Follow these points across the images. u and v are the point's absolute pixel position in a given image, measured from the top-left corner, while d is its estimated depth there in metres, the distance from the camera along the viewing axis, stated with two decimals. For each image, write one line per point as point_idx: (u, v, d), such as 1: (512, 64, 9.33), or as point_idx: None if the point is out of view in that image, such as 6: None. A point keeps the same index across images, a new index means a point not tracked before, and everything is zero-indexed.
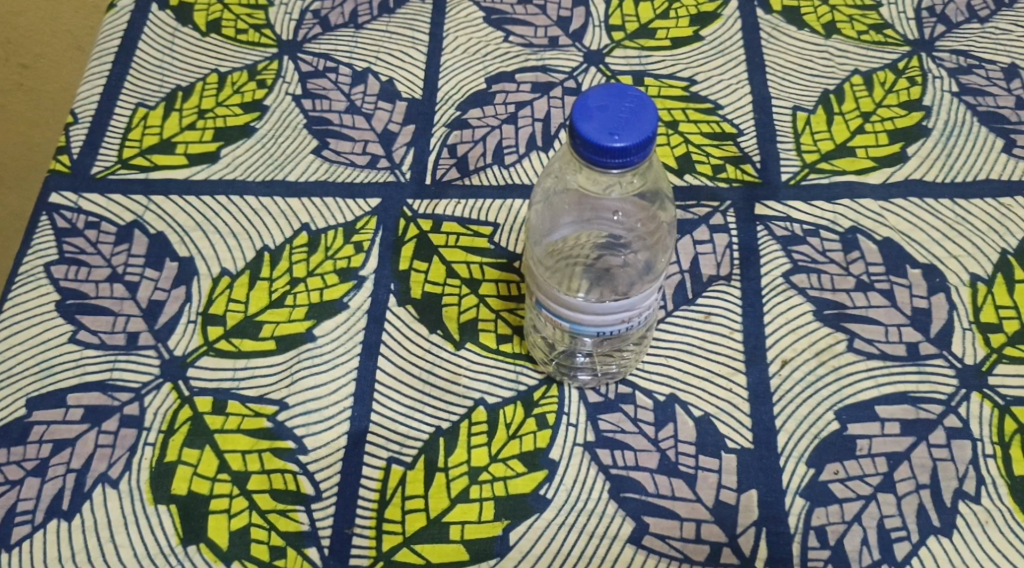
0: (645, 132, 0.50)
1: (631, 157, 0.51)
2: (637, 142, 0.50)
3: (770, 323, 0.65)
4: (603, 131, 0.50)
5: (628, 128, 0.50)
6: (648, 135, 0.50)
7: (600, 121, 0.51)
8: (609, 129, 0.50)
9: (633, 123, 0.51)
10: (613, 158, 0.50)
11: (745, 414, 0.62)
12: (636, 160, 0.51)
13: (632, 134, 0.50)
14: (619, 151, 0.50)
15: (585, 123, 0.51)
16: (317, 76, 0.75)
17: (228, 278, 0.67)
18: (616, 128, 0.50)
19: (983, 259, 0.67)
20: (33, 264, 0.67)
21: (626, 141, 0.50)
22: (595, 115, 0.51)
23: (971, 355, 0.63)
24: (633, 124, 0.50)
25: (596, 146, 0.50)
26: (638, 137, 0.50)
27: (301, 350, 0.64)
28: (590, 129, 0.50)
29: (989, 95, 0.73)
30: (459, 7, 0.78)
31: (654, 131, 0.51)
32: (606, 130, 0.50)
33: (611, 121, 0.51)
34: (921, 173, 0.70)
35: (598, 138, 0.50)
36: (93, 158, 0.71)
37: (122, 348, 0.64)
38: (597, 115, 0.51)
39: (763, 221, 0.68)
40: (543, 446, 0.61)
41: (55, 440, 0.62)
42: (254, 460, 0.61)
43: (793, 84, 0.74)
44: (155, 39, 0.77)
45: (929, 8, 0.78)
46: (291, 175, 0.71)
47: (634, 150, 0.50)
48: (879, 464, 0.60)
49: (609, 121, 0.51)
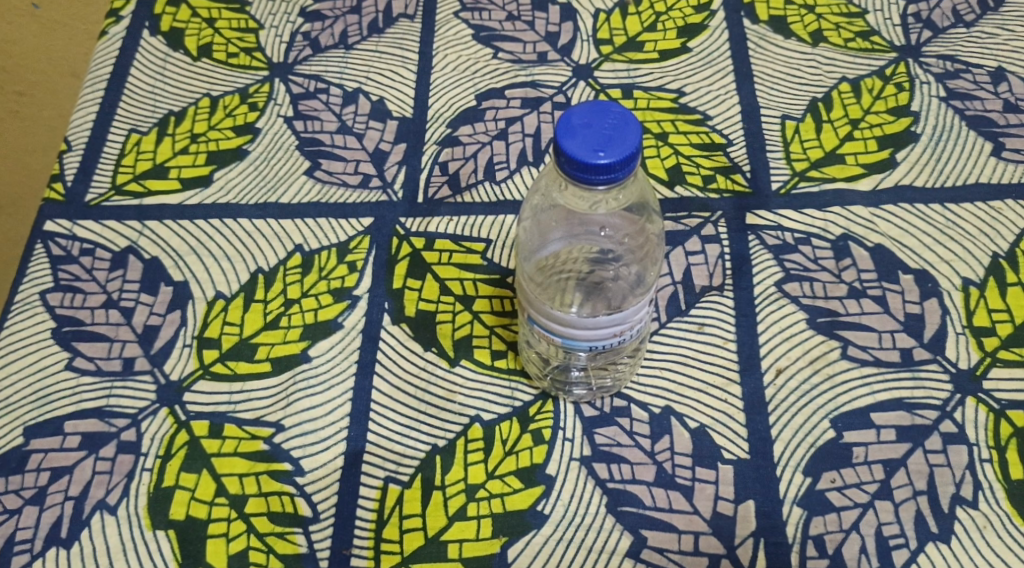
0: (630, 148, 0.51)
1: (616, 173, 0.51)
2: (621, 159, 0.50)
3: (763, 332, 0.65)
4: (587, 149, 0.51)
5: (612, 144, 0.51)
6: (632, 152, 0.51)
7: (583, 139, 0.51)
8: (593, 146, 0.51)
9: (616, 139, 0.51)
10: (597, 174, 0.51)
11: (740, 424, 0.62)
12: (621, 175, 0.51)
13: (616, 150, 0.50)
14: (605, 167, 0.50)
15: (569, 141, 0.51)
16: (309, 97, 0.76)
17: (222, 301, 0.67)
18: (601, 145, 0.51)
19: (975, 263, 0.67)
20: (29, 291, 0.68)
21: (611, 157, 0.50)
22: (579, 132, 0.51)
23: (964, 359, 0.63)
24: (616, 141, 0.51)
25: (580, 163, 0.50)
26: (622, 153, 0.50)
27: (297, 371, 0.65)
28: (575, 146, 0.51)
29: (976, 99, 0.73)
30: (448, 25, 0.79)
31: (637, 146, 0.51)
32: (591, 147, 0.51)
33: (595, 138, 0.51)
34: (911, 178, 0.70)
35: (582, 155, 0.50)
36: (88, 185, 0.72)
37: (118, 374, 0.65)
38: (581, 133, 0.51)
39: (754, 231, 0.68)
40: (539, 461, 0.61)
41: (53, 467, 0.62)
42: (251, 483, 0.61)
43: (781, 92, 0.74)
44: (146, 65, 0.78)
45: (915, 15, 0.78)
46: (284, 197, 0.71)
47: (619, 166, 0.50)
48: (875, 472, 0.60)
49: (593, 138, 0.51)
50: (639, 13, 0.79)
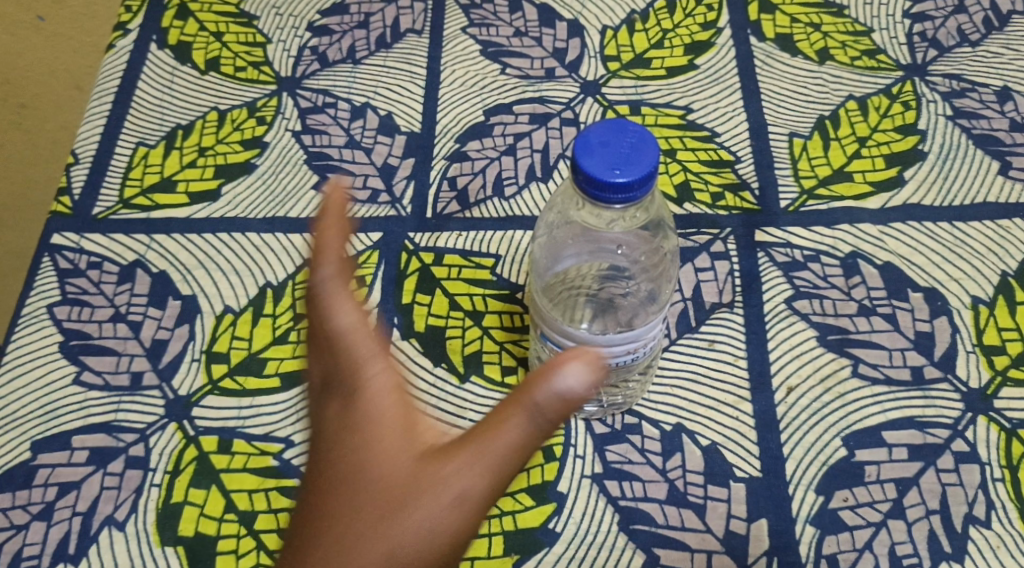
0: (648, 167, 0.51)
1: (633, 192, 0.51)
2: (638, 179, 0.50)
3: (773, 350, 0.65)
4: (605, 167, 0.51)
5: (630, 163, 0.51)
6: (650, 171, 0.51)
7: (601, 157, 0.51)
8: (611, 165, 0.51)
9: (634, 158, 0.51)
10: (615, 194, 0.51)
11: (752, 442, 0.62)
12: (638, 195, 0.51)
13: (634, 169, 0.50)
14: (621, 186, 0.50)
15: (587, 159, 0.51)
16: (317, 112, 0.76)
17: (231, 315, 0.67)
18: (618, 163, 0.51)
19: (984, 281, 0.67)
20: (36, 305, 0.67)
21: (628, 175, 0.50)
22: (597, 151, 0.51)
23: (975, 378, 0.63)
24: (634, 160, 0.51)
25: (597, 182, 0.50)
26: (640, 172, 0.50)
27: (306, 386, 0.64)
28: (592, 164, 0.51)
29: (983, 118, 0.74)
30: (455, 41, 0.79)
31: (655, 165, 0.51)
32: (608, 165, 0.51)
33: (613, 156, 0.51)
34: (919, 197, 0.70)
35: (600, 174, 0.50)
36: (95, 198, 0.72)
37: (126, 389, 0.64)
38: (599, 151, 0.51)
39: (763, 248, 0.69)
40: (551, 478, 0.61)
41: (60, 483, 0.61)
42: (261, 500, 0.61)
43: (788, 110, 0.75)
44: (154, 78, 0.78)
45: (921, 33, 0.78)
46: (292, 211, 0.71)
47: (636, 185, 0.50)
48: (888, 491, 0.60)
49: (610, 156, 0.51)
50: (646, 30, 0.80)
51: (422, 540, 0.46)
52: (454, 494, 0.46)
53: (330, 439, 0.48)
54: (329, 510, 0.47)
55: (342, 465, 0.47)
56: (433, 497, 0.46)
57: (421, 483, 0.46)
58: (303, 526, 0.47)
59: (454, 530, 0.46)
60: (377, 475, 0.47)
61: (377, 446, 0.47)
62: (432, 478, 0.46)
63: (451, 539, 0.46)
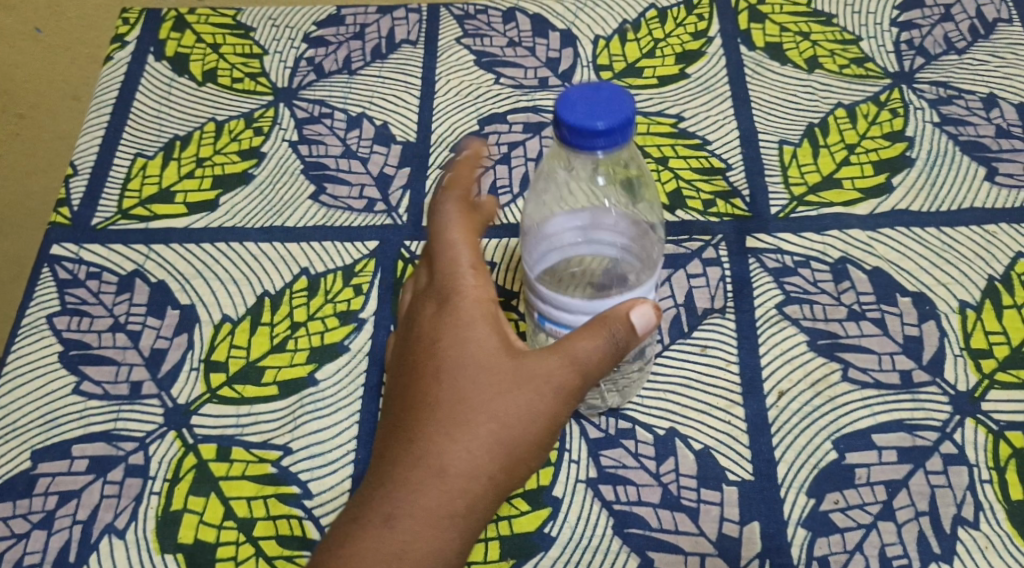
0: (625, 113, 0.52)
1: (614, 138, 0.52)
2: (615, 124, 0.51)
3: (765, 355, 0.66)
4: (585, 116, 0.52)
5: (609, 111, 0.52)
6: (628, 116, 0.52)
7: (582, 107, 0.52)
8: (591, 114, 0.52)
9: (613, 107, 0.52)
10: (597, 140, 0.52)
11: (744, 446, 0.63)
12: (618, 141, 0.52)
13: (613, 117, 0.52)
14: (602, 133, 0.51)
15: (569, 111, 0.52)
16: (313, 122, 0.76)
17: (229, 324, 0.68)
18: (597, 112, 0.52)
19: (972, 286, 0.68)
20: (36, 315, 0.68)
21: (608, 122, 0.51)
22: (577, 103, 0.52)
23: (963, 381, 0.64)
24: (613, 108, 0.52)
25: (579, 131, 0.51)
26: (620, 119, 0.52)
27: (304, 394, 0.65)
28: (573, 115, 0.52)
29: (970, 125, 0.75)
30: (450, 51, 0.80)
31: (632, 111, 0.52)
32: (588, 114, 0.52)
33: (592, 107, 0.52)
34: (907, 203, 0.71)
35: (581, 123, 0.51)
36: (94, 209, 0.72)
37: (125, 398, 0.65)
38: (580, 103, 0.52)
39: (754, 254, 0.70)
40: (546, 483, 0.62)
41: (61, 491, 0.62)
42: (259, 506, 0.61)
43: (778, 118, 0.76)
44: (152, 90, 0.78)
45: (908, 42, 0.80)
46: (289, 221, 0.72)
47: (616, 130, 0.52)
48: (878, 493, 0.61)
49: (590, 107, 0.52)
50: (638, 40, 0.81)
51: (528, 413, 0.56)
52: (556, 385, 0.56)
53: (433, 336, 0.57)
54: (440, 392, 0.56)
55: (455, 356, 0.56)
56: (536, 389, 0.56)
57: (527, 365, 0.56)
58: (427, 406, 0.56)
59: (550, 415, 0.56)
60: (484, 368, 0.56)
61: (482, 347, 0.56)
62: (534, 374, 0.56)
63: (548, 422, 0.56)
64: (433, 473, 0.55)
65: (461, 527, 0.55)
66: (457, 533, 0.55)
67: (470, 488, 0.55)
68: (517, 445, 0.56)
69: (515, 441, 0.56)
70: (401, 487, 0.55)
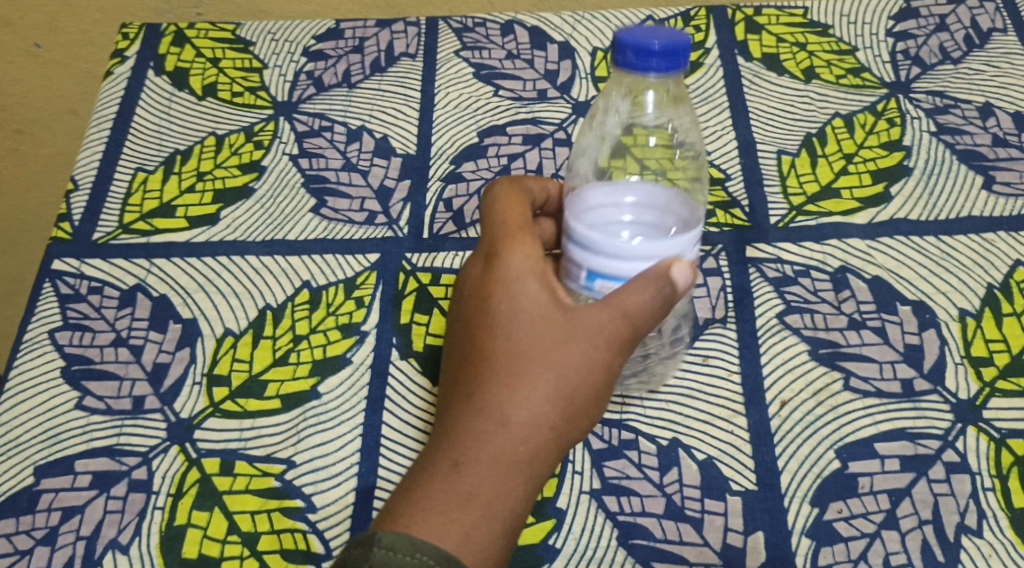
0: (681, 40, 0.56)
1: (667, 59, 0.56)
2: (673, 47, 0.56)
3: (766, 364, 0.66)
4: (643, 39, 0.56)
5: (666, 38, 0.56)
6: (683, 43, 0.56)
7: (641, 34, 0.57)
8: (648, 38, 0.56)
9: (670, 36, 0.57)
10: (651, 59, 0.56)
11: (747, 455, 0.63)
12: (672, 65, 0.56)
13: (669, 41, 0.56)
14: (658, 52, 0.56)
15: (629, 36, 0.57)
16: (313, 135, 0.77)
17: (231, 338, 0.68)
18: (655, 37, 0.56)
19: (971, 294, 0.68)
20: (38, 330, 0.68)
21: (665, 44, 0.56)
22: (637, 32, 0.57)
23: (964, 390, 0.65)
24: (669, 36, 0.57)
25: (636, 50, 0.56)
26: (675, 43, 0.56)
27: (306, 407, 0.65)
28: (632, 38, 0.56)
29: (966, 134, 0.75)
30: (449, 64, 0.81)
31: (688, 42, 0.57)
32: (646, 37, 0.56)
33: (650, 34, 0.57)
34: (905, 212, 0.71)
35: (638, 43, 0.56)
36: (95, 224, 0.73)
37: (128, 413, 0.65)
38: (639, 33, 0.57)
39: (754, 264, 0.70)
40: (549, 495, 0.62)
41: (64, 507, 0.62)
42: (263, 520, 0.61)
43: (775, 128, 0.76)
44: (152, 105, 0.79)
45: (903, 52, 0.80)
46: (290, 234, 0.72)
47: (672, 52, 0.56)
48: (881, 501, 0.61)
49: (649, 34, 0.57)
50: None
51: (587, 360, 0.57)
52: (609, 334, 0.57)
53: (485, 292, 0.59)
54: (495, 345, 0.57)
55: (512, 307, 0.57)
56: (590, 338, 0.57)
57: (580, 313, 0.57)
58: (483, 359, 0.57)
59: (604, 364, 0.57)
60: (539, 319, 0.57)
61: (534, 299, 0.58)
62: (587, 322, 0.57)
63: (604, 371, 0.57)
64: (495, 422, 0.56)
65: (528, 474, 0.55)
66: (522, 482, 0.55)
67: (533, 436, 0.56)
68: (576, 395, 0.57)
69: (573, 391, 0.57)
70: (466, 437, 0.56)
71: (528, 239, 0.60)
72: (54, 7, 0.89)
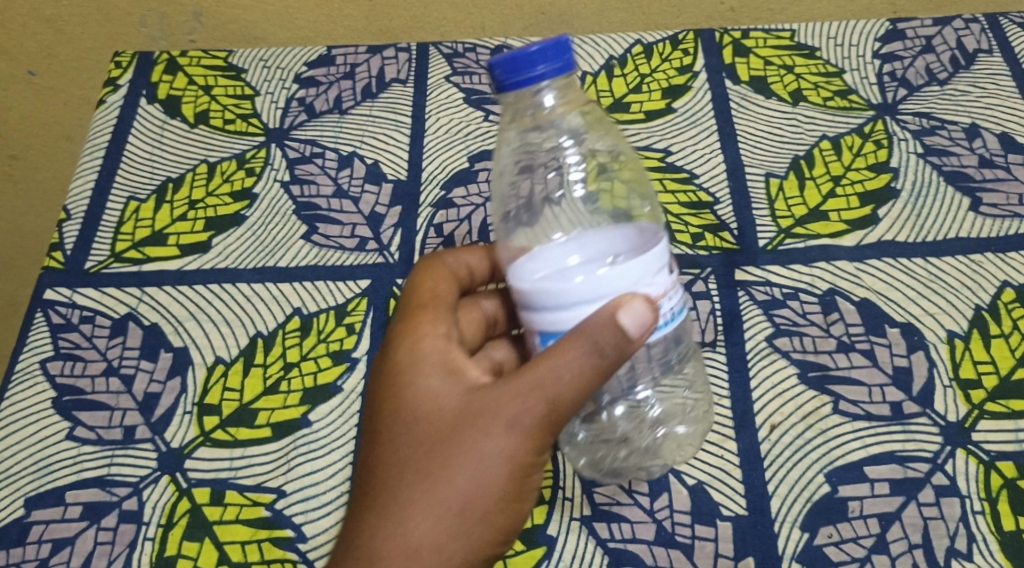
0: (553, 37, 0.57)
1: (551, 56, 0.57)
2: (552, 44, 0.57)
3: (756, 388, 0.66)
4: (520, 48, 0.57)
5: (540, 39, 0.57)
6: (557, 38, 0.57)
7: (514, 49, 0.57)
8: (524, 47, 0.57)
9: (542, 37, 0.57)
10: (537, 61, 0.56)
11: (737, 480, 0.64)
12: (557, 58, 0.57)
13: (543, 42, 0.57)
14: (539, 54, 0.56)
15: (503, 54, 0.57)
16: (304, 162, 0.77)
17: (222, 366, 0.68)
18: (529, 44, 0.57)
19: (958, 315, 0.68)
20: (30, 360, 0.68)
21: (540, 45, 0.57)
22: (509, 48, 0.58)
23: (953, 412, 0.65)
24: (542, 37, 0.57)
25: (517, 60, 0.56)
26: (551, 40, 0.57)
27: (297, 436, 0.65)
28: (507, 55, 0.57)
29: (953, 155, 0.75)
30: (439, 89, 0.81)
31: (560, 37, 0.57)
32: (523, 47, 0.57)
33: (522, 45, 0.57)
34: (893, 233, 0.72)
35: (516, 53, 0.56)
36: (87, 253, 0.73)
37: (119, 443, 0.65)
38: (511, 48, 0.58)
39: (743, 287, 0.70)
40: (540, 522, 0.64)
41: (55, 539, 0.63)
42: (254, 550, 0.62)
43: (763, 151, 0.77)
44: (144, 133, 0.79)
45: (891, 73, 0.80)
46: (281, 261, 0.72)
47: (551, 49, 0.57)
48: (871, 525, 0.62)
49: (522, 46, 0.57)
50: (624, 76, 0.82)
51: (476, 466, 0.58)
52: (506, 422, 0.58)
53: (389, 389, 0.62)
54: (395, 442, 0.60)
55: (402, 417, 0.60)
56: (488, 429, 0.58)
57: (469, 418, 0.58)
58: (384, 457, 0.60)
59: (508, 451, 0.58)
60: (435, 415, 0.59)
61: (432, 393, 0.60)
62: (482, 413, 0.58)
63: (506, 458, 0.58)
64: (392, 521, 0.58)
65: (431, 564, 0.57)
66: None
67: (426, 535, 0.57)
68: (481, 483, 0.58)
69: (475, 480, 0.58)
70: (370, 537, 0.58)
71: (436, 329, 0.62)
72: (48, 36, 0.90)
